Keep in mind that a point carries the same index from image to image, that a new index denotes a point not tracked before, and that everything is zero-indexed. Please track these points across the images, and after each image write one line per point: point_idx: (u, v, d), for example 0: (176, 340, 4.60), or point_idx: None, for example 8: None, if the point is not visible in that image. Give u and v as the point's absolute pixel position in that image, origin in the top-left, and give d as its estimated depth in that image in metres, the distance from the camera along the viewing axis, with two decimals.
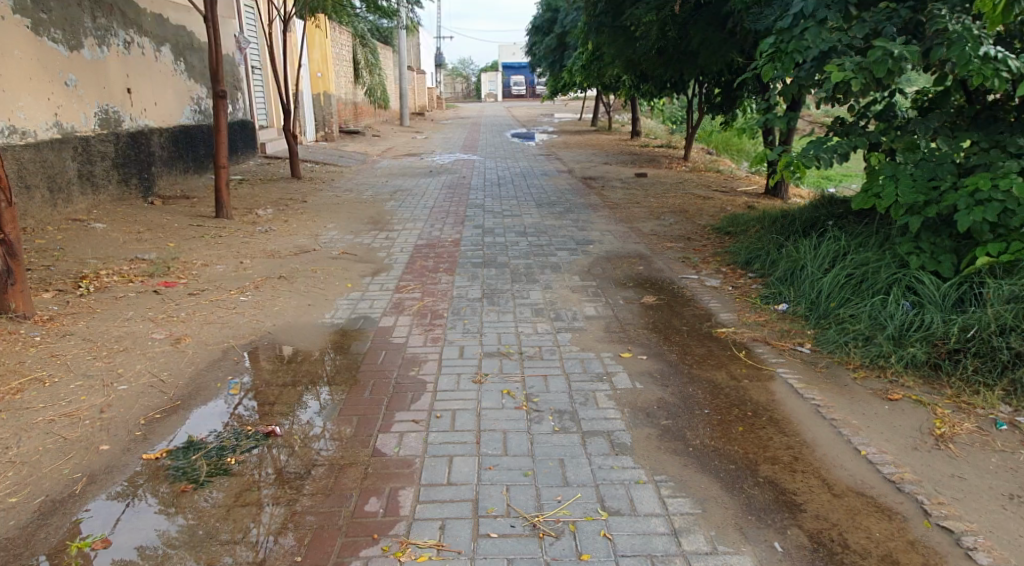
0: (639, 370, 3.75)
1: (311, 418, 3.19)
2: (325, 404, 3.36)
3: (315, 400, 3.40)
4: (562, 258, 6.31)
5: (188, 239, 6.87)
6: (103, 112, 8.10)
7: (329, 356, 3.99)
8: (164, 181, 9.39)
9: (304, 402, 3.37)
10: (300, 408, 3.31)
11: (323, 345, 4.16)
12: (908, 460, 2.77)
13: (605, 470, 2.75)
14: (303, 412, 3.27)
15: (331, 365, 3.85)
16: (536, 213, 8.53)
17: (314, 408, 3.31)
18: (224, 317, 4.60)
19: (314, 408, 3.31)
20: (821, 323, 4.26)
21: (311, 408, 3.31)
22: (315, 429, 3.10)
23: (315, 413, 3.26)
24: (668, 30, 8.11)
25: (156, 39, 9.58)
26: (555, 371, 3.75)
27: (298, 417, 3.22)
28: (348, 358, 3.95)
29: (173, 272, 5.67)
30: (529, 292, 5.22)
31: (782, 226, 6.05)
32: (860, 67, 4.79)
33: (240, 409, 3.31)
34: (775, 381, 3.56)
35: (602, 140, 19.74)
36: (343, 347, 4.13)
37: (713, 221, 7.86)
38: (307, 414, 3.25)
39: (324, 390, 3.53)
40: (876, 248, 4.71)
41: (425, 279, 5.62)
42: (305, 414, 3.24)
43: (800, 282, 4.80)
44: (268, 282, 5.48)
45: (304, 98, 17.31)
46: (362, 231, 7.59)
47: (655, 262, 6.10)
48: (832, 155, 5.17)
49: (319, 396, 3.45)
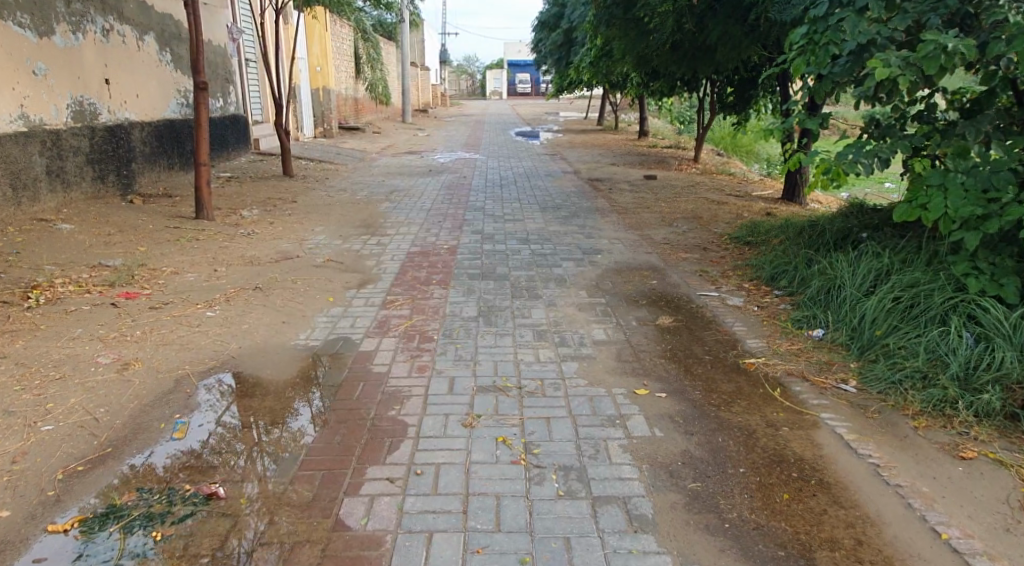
0: (658, 414, 3.19)
1: (300, 428, 3.04)
2: (315, 410, 3.21)
3: (306, 407, 3.24)
4: (567, 269, 5.77)
5: (160, 242, 6.35)
6: (77, 104, 7.58)
7: (295, 390, 3.44)
8: (146, 178, 8.86)
9: (294, 408, 3.22)
10: (289, 415, 3.16)
11: (292, 376, 3.61)
12: (1002, 550, 2.23)
13: (623, 558, 2.21)
14: (293, 419, 3.12)
15: (297, 404, 3.28)
16: (540, 217, 7.99)
17: (304, 415, 3.16)
18: (184, 339, 4.07)
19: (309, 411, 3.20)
20: (866, 356, 3.69)
21: (302, 415, 3.16)
22: (306, 436, 3.00)
23: (305, 420, 3.11)
24: (683, 22, 7.57)
25: (139, 27, 9.04)
26: (558, 413, 3.19)
27: (288, 425, 3.08)
28: (318, 394, 3.39)
29: (137, 281, 5.15)
30: (531, 310, 4.68)
31: (810, 239, 5.48)
32: (907, 63, 4.15)
33: (226, 417, 3.14)
34: (821, 430, 3.00)
35: (610, 139, 19.19)
36: (315, 377, 3.59)
37: (730, 229, 7.30)
38: (299, 422, 3.11)
39: (314, 394, 3.38)
40: (924, 267, 4.14)
41: (417, 292, 5.08)
42: (295, 422, 3.10)
43: (836, 305, 4.23)
44: (241, 294, 4.95)
45: (302, 94, 16.79)
46: (352, 235, 7.05)
47: (670, 276, 5.54)
48: (873, 160, 4.57)
49: (311, 401, 3.31)
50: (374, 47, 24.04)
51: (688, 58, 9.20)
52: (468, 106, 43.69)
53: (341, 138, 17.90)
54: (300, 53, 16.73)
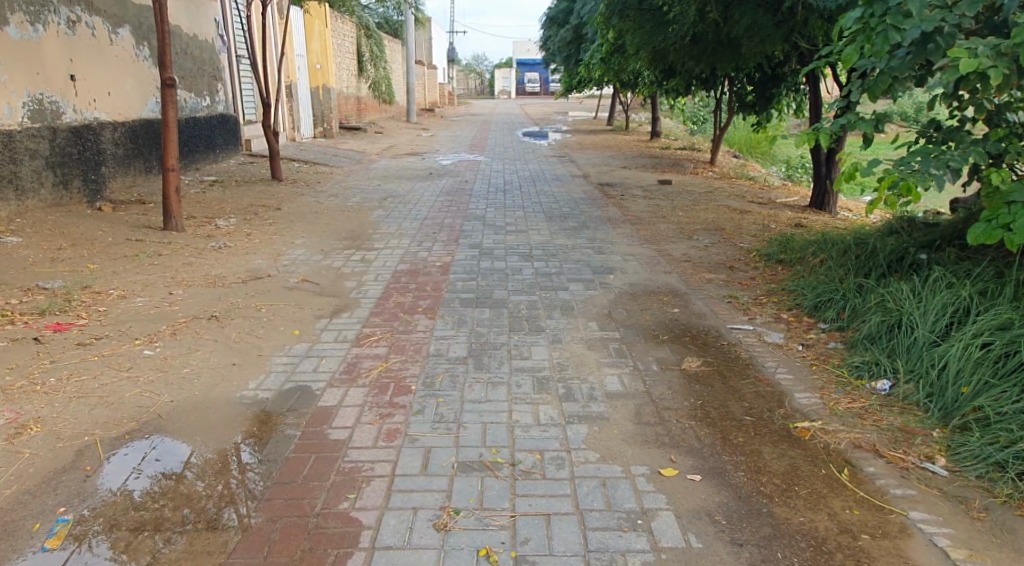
0: (692, 508, 2.44)
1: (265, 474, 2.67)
2: (251, 476, 2.66)
3: (277, 445, 2.88)
4: (575, 292, 5.03)
5: (116, 258, 5.63)
6: (36, 102, 6.88)
7: (217, 474, 2.68)
8: (118, 183, 8.18)
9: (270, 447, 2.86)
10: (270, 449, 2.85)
11: (219, 450, 2.85)
12: None
13: None
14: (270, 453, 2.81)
15: (212, 500, 2.52)
16: (545, 228, 7.26)
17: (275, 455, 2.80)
18: (106, 388, 3.33)
19: (252, 473, 2.68)
20: (954, 421, 2.92)
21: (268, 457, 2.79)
22: (222, 525, 2.38)
23: (282, 456, 2.79)
24: (706, 12, 6.79)
25: (112, 19, 8.36)
26: (561, 507, 2.44)
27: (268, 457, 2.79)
28: (245, 480, 2.63)
29: (74, 307, 4.44)
30: (531, 350, 3.94)
31: (859, 262, 4.68)
32: (998, 52, 3.39)
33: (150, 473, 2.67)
34: (913, 542, 2.25)
35: (622, 140, 18.49)
36: (241, 453, 2.82)
37: (758, 243, 6.53)
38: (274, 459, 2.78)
39: (275, 439, 2.92)
40: (1015, 303, 3.35)
41: (399, 323, 4.34)
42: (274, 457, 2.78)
43: (903, 350, 3.43)
44: (191, 325, 4.24)
45: (299, 92, 16.07)
46: (336, 249, 6.32)
47: (694, 303, 4.77)
48: (945, 170, 3.69)
49: (287, 433, 2.97)
50: (378, 44, 23.34)
51: (708, 52, 8.44)
52: (475, 105, 42.99)
53: (340, 138, 17.21)
54: (297, 50, 16.05)
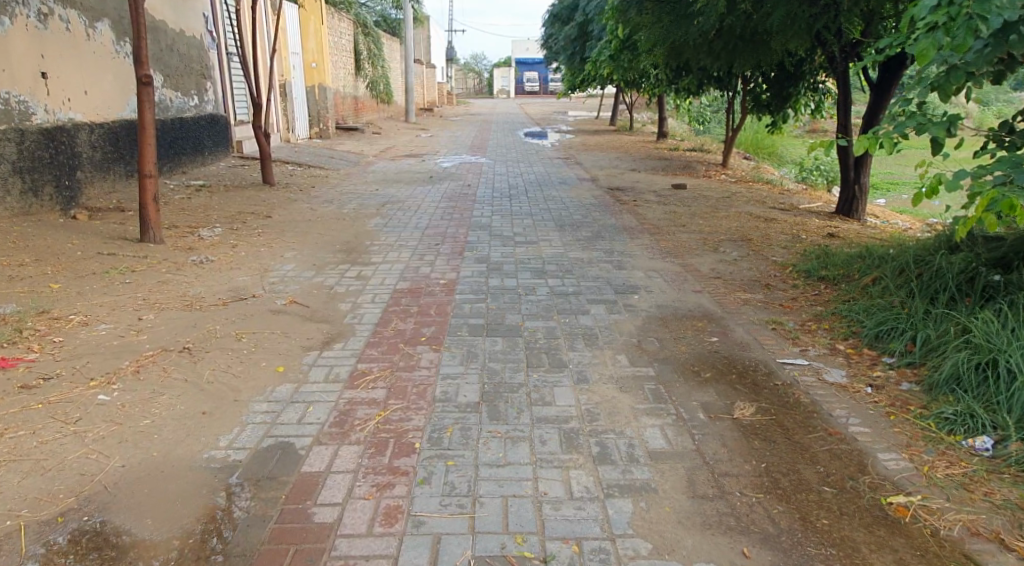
0: None
1: None
2: None
3: (248, 530, 2.30)
4: (597, 317, 4.48)
5: (84, 276, 5.06)
6: (2, 101, 6.30)
7: None
8: (95, 189, 7.60)
9: (240, 533, 2.29)
10: (241, 535, 2.28)
11: (176, 539, 2.27)
12: None
13: None
14: (240, 542, 2.25)
15: None
16: (557, 238, 6.70)
17: (247, 545, 2.24)
18: (44, 447, 2.74)
19: None
20: None
21: (237, 549, 2.22)
22: None
23: (255, 547, 2.23)
24: (736, 2, 6.27)
25: (90, 12, 7.77)
26: None
27: (238, 548, 2.22)
28: None
29: (25, 338, 3.86)
30: (555, 392, 3.37)
31: (923, 283, 4.13)
32: None
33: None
34: None
35: (626, 141, 17.96)
36: (204, 543, 2.25)
37: (791, 256, 5.98)
38: (243, 552, 2.21)
39: (248, 520, 2.36)
40: None
41: (399, 357, 3.77)
42: (245, 549, 2.22)
43: (1006, 401, 2.88)
44: (158, 360, 3.66)
45: (294, 91, 15.47)
46: (329, 264, 5.74)
47: (733, 331, 4.20)
48: None
49: (262, 512, 2.40)
50: (375, 42, 22.76)
51: (731, 48, 7.91)
52: (474, 105, 42.45)
53: (336, 139, 16.64)
54: (292, 48, 15.46)
